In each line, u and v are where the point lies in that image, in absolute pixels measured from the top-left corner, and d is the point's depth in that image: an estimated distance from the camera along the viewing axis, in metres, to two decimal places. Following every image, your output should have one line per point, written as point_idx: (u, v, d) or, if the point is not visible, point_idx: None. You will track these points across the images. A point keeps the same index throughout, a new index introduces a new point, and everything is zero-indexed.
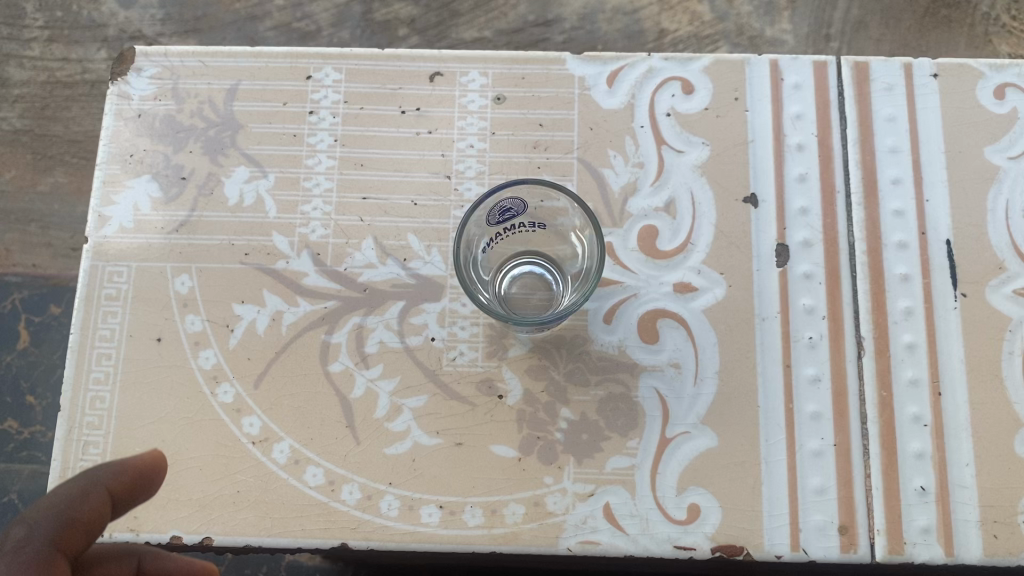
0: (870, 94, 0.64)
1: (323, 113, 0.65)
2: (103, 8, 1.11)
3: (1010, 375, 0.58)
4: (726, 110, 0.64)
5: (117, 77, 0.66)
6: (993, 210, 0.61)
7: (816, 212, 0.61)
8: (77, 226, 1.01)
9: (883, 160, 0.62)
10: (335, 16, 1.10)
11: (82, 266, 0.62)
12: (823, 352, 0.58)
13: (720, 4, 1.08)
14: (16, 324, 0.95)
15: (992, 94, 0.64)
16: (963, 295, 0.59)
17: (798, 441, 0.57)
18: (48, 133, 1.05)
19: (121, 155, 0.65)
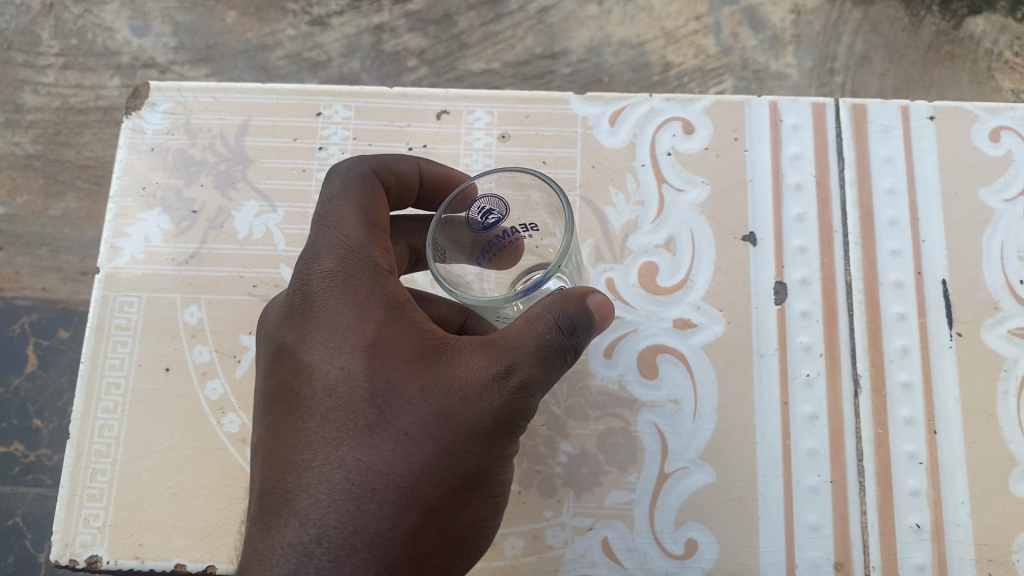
0: (868, 136, 0.65)
1: (332, 149, 0.66)
2: (117, 37, 1.14)
3: (1005, 414, 0.58)
4: (726, 150, 0.65)
5: (132, 111, 0.68)
6: (988, 251, 0.61)
7: (813, 250, 0.62)
8: (87, 251, 1.02)
9: (880, 201, 0.63)
10: (346, 46, 1.12)
11: (95, 296, 0.63)
12: (820, 389, 0.59)
13: (725, 38, 1.10)
14: (23, 349, 0.95)
15: (988, 137, 0.64)
16: (959, 334, 0.60)
17: (794, 478, 0.57)
18: (60, 158, 1.08)
19: (136, 187, 0.66)
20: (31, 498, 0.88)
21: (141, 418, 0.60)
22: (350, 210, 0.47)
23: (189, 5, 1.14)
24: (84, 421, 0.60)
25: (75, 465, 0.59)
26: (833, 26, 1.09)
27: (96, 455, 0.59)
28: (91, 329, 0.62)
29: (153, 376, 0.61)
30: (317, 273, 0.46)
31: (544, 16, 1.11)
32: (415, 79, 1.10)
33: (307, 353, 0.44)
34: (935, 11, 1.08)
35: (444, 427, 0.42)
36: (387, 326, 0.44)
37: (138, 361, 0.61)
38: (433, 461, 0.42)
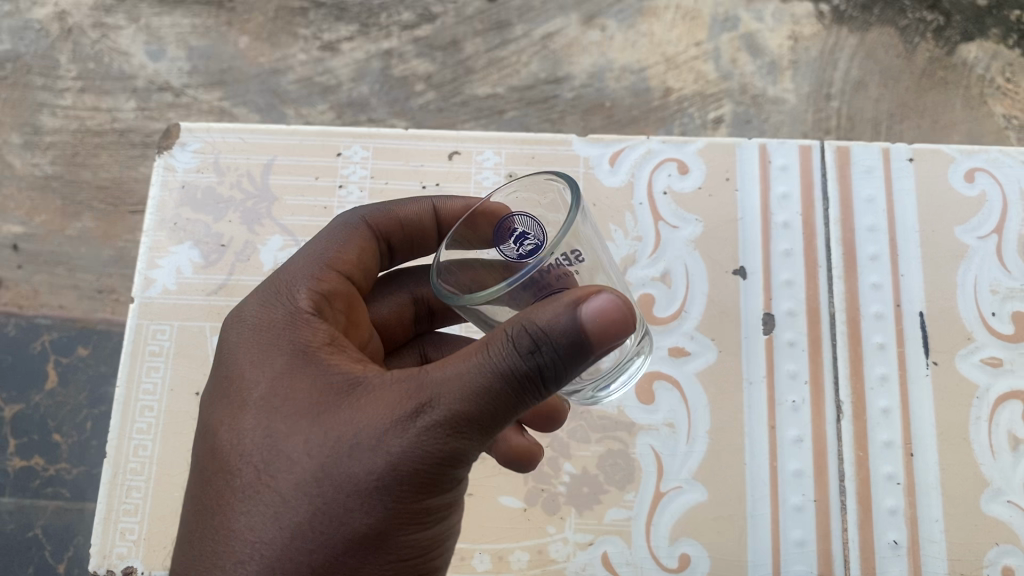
0: (851, 173, 0.69)
1: (352, 188, 0.70)
2: (133, 61, 1.17)
3: (977, 439, 0.60)
4: (717, 189, 0.68)
5: (163, 150, 0.72)
6: (963, 284, 0.65)
7: (800, 283, 0.65)
8: (100, 270, 1.03)
9: (862, 236, 0.67)
10: (356, 71, 1.15)
11: (129, 324, 0.66)
12: (805, 415, 0.62)
13: (724, 63, 1.13)
14: (42, 364, 0.94)
15: (962, 178, 0.68)
16: (935, 363, 0.62)
17: (781, 498, 0.60)
18: (76, 179, 1.10)
19: (168, 221, 0.70)
20: (53, 509, 0.87)
21: (174, 441, 0.63)
22: (317, 255, 0.49)
23: (203, 30, 1.18)
24: (120, 442, 0.63)
25: (110, 483, 0.62)
26: (830, 52, 1.13)
27: (131, 473, 0.62)
28: (126, 353, 0.65)
29: (185, 400, 0.64)
30: (237, 326, 0.46)
31: (548, 42, 1.15)
32: (423, 102, 1.13)
33: (220, 397, 0.44)
34: (928, 37, 1.12)
35: (342, 471, 0.39)
36: (287, 375, 0.42)
37: (170, 386, 0.64)
38: (324, 510, 0.39)
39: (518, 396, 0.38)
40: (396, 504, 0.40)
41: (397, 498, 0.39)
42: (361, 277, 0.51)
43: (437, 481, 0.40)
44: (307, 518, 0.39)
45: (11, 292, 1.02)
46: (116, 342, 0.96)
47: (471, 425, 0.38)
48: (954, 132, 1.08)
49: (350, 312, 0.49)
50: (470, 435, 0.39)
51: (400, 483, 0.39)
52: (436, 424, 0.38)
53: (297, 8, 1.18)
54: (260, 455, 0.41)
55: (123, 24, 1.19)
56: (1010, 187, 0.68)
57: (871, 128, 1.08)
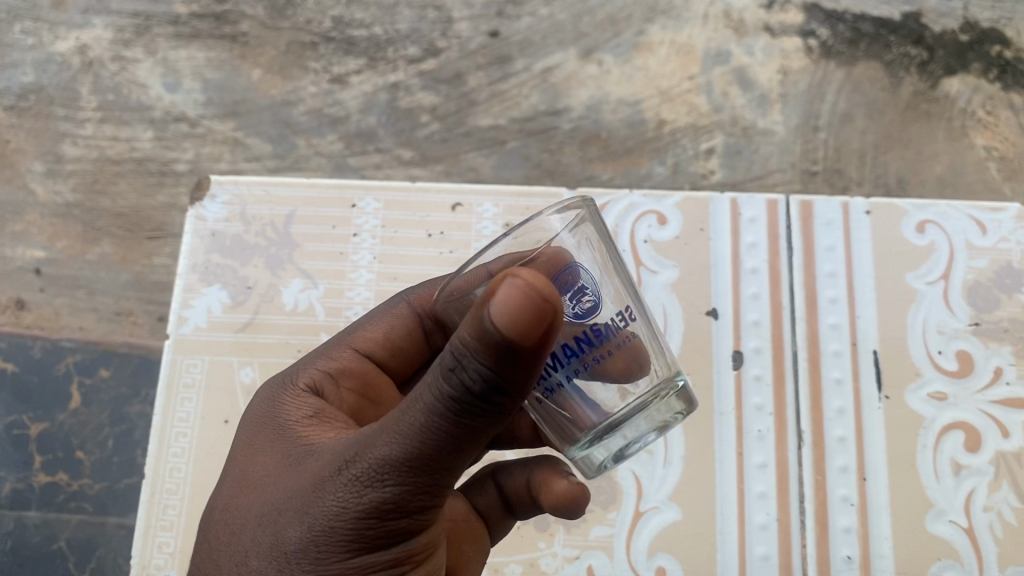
0: (814, 228, 0.82)
1: (365, 236, 0.84)
2: (151, 93, 1.21)
3: (923, 463, 0.72)
4: (692, 239, 0.82)
5: (196, 201, 0.85)
6: (912, 326, 0.77)
7: (765, 324, 0.78)
8: (118, 293, 1.08)
9: (823, 283, 0.80)
10: (363, 102, 1.17)
11: (166, 358, 0.79)
12: (770, 443, 0.74)
13: (716, 97, 1.13)
14: (67, 385, 0.98)
15: (915, 228, 0.81)
16: (887, 396, 0.75)
17: (747, 516, 0.71)
18: (96, 206, 1.14)
19: (200, 267, 0.83)
20: (76, 522, 0.91)
21: (205, 461, 0.75)
22: (346, 340, 0.60)
23: (218, 63, 1.21)
24: (158, 464, 0.75)
25: (150, 500, 0.74)
26: (817, 86, 1.13)
27: (168, 491, 0.74)
28: (163, 387, 0.77)
29: (215, 428, 0.76)
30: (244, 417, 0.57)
31: (548, 76, 1.16)
32: (428, 133, 1.15)
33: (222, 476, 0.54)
34: (912, 71, 1.13)
35: (285, 523, 0.46)
36: (263, 450, 0.52)
37: (201, 415, 0.77)
38: (269, 556, 0.46)
39: (426, 437, 0.42)
40: (333, 552, 0.45)
41: (331, 546, 0.44)
42: (386, 355, 0.61)
43: (373, 532, 0.44)
44: (259, 566, 0.46)
45: (34, 314, 1.07)
46: (135, 364, 1.01)
47: (388, 471, 0.43)
48: (936, 163, 1.08)
49: (360, 384, 0.59)
50: (389, 480, 0.43)
51: (332, 532, 0.44)
52: (358, 473, 0.44)
53: (308, 42, 1.21)
54: (232, 520, 0.49)
55: (141, 57, 1.23)
56: (956, 237, 0.81)
57: (858, 158, 1.08)
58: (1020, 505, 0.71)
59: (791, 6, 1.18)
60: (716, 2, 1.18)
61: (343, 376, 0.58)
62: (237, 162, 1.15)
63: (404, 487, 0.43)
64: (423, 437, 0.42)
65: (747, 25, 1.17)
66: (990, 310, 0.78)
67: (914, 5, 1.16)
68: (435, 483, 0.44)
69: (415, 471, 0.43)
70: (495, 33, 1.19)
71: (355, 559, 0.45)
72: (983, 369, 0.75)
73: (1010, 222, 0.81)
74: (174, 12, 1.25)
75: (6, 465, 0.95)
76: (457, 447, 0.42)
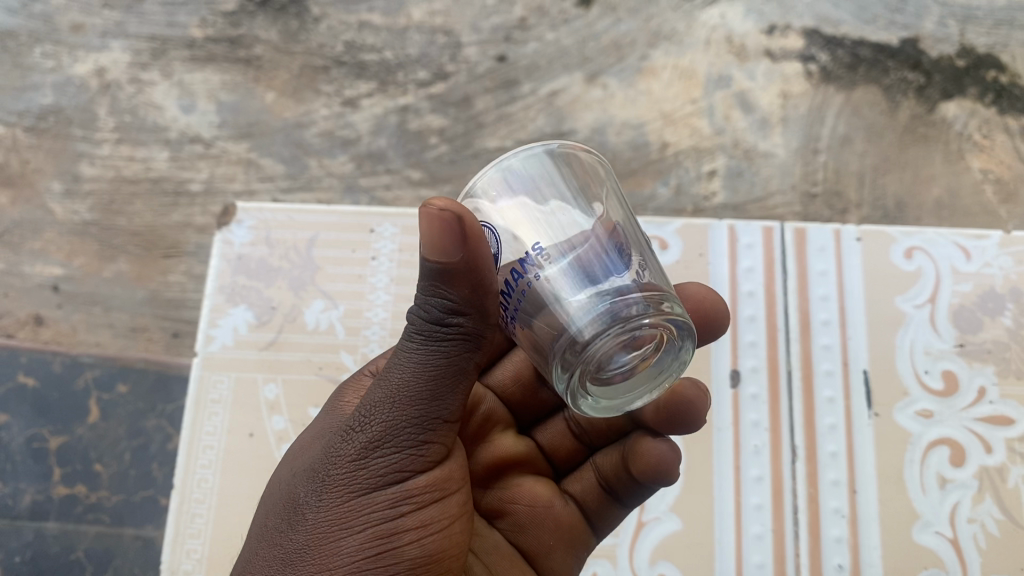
0: (808, 253, 0.85)
1: (382, 259, 0.87)
2: (166, 114, 1.23)
3: (910, 477, 0.75)
4: (692, 263, 0.84)
5: (223, 226, 0.89)
6: (901, 347, 0.80)
7: (762, 344, 0.81)
8: (135, 310, 1.10)
9: (816, 305, 0.83)
10: (374, 124, 1.20)
11: (195, 374, 0.81)
12: (765, 457, 0.76)
13: (718, 120, 1.16)
14: (86, 400, 1.01)
15: (903, 253, 0.84)
16: (877, 413, 0.77)
17: (743, 527, 0.74)
18: (113, 225, 1.16)
19: (227, 289, 0.86)
20: (94, 533, 0.94)
21: (231, 472, 0.78)
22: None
23: (232, 86, 1.24)
24: (186, 475, 0.78)
25: (178, 510, 0.77)
26: (817, 109, 1.16)
27: (195, 501, 0.77)
28: (192, 401, 0.80)
29: (241, 441, 0.79)
30: None
31: (554, 99, 1.19)
32: (437, 154, 1.18)
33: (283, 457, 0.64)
34: (910, 96, 1.15)
35: (302, 474, 0.55)
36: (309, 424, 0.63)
37: (228, 428, 0.79)
38: (287, 506, 0.55)
39: (403, 372, 0.51)
40: (335, 494, 0.53)
41: (334, 489, 0.53)
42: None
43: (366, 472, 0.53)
44: (280, 517, 0.55)
45: (51, 330, 1.09)
46: (152, 379, 1.03)
47: (375, 410, 0.52)
48: (934, 185, 1.10)
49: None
50: (376, 419, 0.52)
51: (334, 475, 0.53)
52: (356, 419, 0.53)
53: (320, 66, 1.24)
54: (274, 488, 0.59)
55: (157, 80, 1.25)
56: (942, 262, 0.84)
57: (856, 181, 1.10)
58: (1003, 518, 0.73)
59: (792, 31, 1.20)
60: (719, 28, 1.21)
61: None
62: (252, 182, 1.18)
63: (386, 423, 0.52)
64: (400, 374, 0.51)
65: (749, 50, 1.20)
66: (975, 331, 0.80)
67: (911, 31, 1.19)
68: (414, 418, 0.52)
69: (395, 406, 0.51)
70: (503, 58, 1.22)
71: (356, 500, 0.53)
72: (969, 388, 0.78)
73: (993, 249, 0.84)
74: (190, 36, 1.27)
75: (27, 476, 0.98)
76: (429, 380, 0.51)
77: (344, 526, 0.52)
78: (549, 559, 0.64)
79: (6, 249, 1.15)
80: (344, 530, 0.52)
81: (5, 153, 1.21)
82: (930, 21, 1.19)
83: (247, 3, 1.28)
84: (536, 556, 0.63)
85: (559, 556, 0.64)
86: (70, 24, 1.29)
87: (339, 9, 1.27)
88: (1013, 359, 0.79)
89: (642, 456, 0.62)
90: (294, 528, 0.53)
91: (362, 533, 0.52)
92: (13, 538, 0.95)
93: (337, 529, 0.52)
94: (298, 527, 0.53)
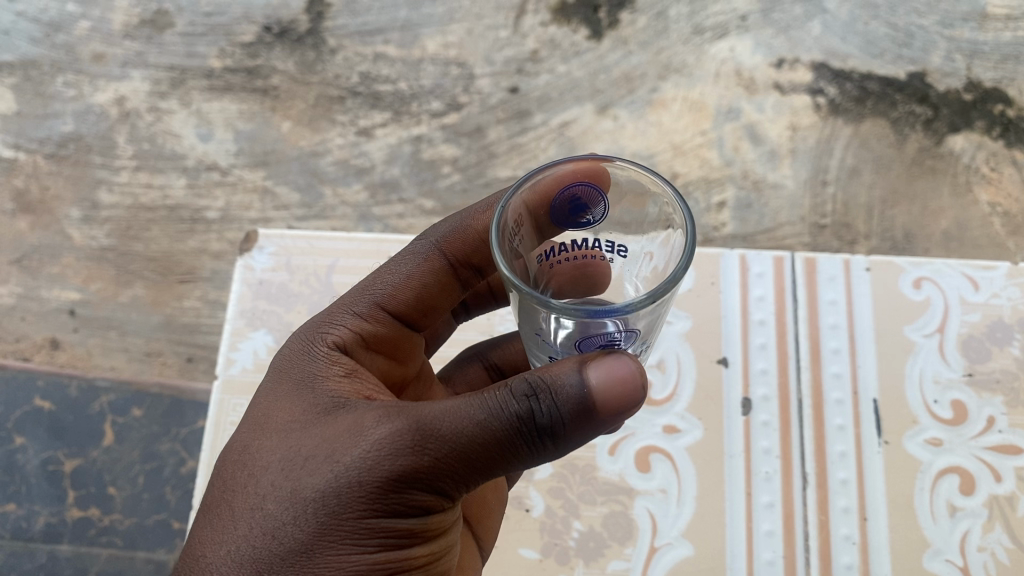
0: (818, 283, 0.86)
1: None
2: (184, 142, 1.25)
3: (920, 506, 0.75)
4: (704, 292, 0.86)
5: (245, 252, 0.90)
6: (910, 376, 0.81)
7: (773, 372, 0.82)
8: (150, 333, 1.11)
9: (826, 334, 0.83)
10: (388, 154, 1.22)
11: (215, 397, 0.82)
12: (776, 483, 0.77)
13: (727, 151, 1.18)
14: (100, 423, 1.02)
15: (911, 284, 0.85)
16: (887, 441, 0.78)
17: (755, 553, 0.74)
18: (129, 250, 1.18)
19: (247, 313, 0.87)
20: (106, 557, 0.94)
21: None
22: (376, 295, 0.58)
23: (249, 115, 1.26)
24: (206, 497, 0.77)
25: None
26: (825, 141, 1.17)
27: None
28: (212, 423, 0.80)
29: None
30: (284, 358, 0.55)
31: (565, 129, 1.20)
32: (450, 183, 1.18)
33: (251, 415, 0.51)
34: (918, 128, 1.17)
35: (313, 465, 0.44)
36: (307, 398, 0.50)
37: None
38: (288, 501, 0.44)
39: (482, 420, 0.43)
40: (356, 509, 0.43)
41: (358, 500, 0.43)
42: (417, 312, 0.59)
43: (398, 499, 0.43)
44: (274, 506, 0.44)
45: (67, 354, 1.10)
46: (166, 403, 1.04)
47: (433, 436, 0.43)
48: (942, 219, 1.10)
49: (389, 348, 0.58)
50: (433, 448, 0.42)
51: (361, 487, 0.43)
52: (400, 430, 0.43)
53: (336, 96, 1.26)
54: (250, 456, 0.47)
55: (176, 109, 1.28)
56: (950, 292, 0.85)
57: (865, 213, 1.11)
58: (1013, 547, 0.73)
59: (800, 64, 1.22)
60: (728, 61, 1.23)
61: (374, 342, 0.57)
62: (267, 210, 1.19)
63: (441, 455, 0.42)
64: (478, 419, 0.43)
65: (758, 83, 1.22)
66: (984, 361, 0.81)
67: (918, 65, 1.21)
68: (469, 464, 0.43)
69: (460, 446, 0.42)
70: (515, 89, 1.24)
71: (374, 519, 0.43)
72: (977, 418, 0.78)
73: (1001, 280, 0.85)
74: (209, 66, 1.30)
75: (41, 499, 0.99)
76: (504, 447, 0.43)
77: (356, 543, 0.43)
78: (488, 521, 0.64)
79: (26, 274, 1.17)
80: (358, 545, 0.43)
81: (26, 179, 1.23)
82: (936, 56, 1.21)
83: (266, 36, 1.32)
84: (478, 519, 0.63)
85: (495, 518, 0.65)
86: (91, 54, 1.32)
87: (355, 41, 1.29)
88: (1021, 389, 0.79)
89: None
90: (296, 527, 0.43)
91: (373, 558, 0.44)
92: (27, 560, 0.96)
93: (347, 542, 0.43)
94: (302, 528, 0.43)
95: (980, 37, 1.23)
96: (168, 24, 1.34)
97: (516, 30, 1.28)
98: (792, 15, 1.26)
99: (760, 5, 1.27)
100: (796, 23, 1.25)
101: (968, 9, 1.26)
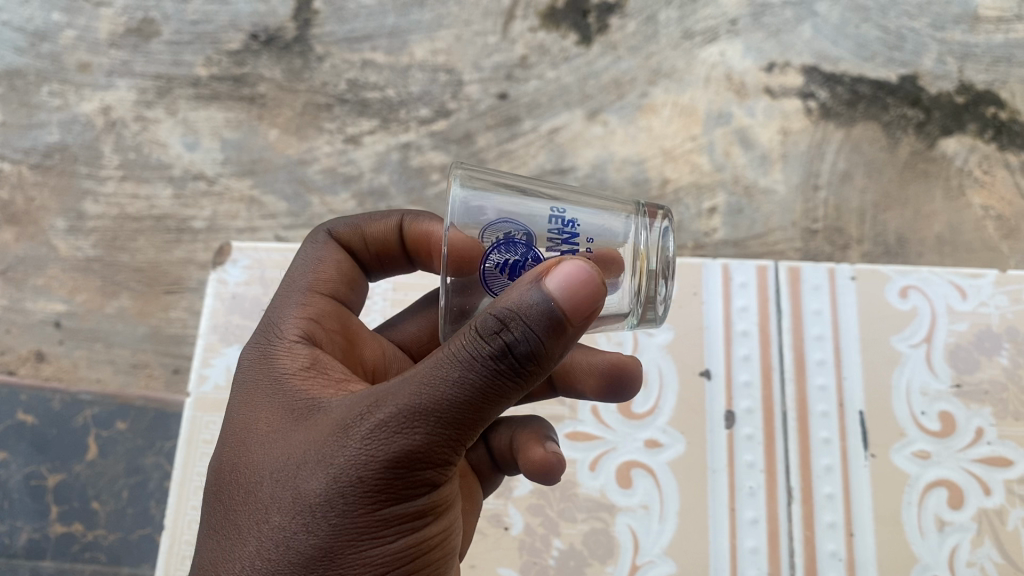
0: (802, 292, 0.85)
1: (377, 297, 0.87)
2: (170, 151, 1.24)
3: (909, 520, 0.74)
4: (687, 302, 0.84)
5: (218, 266, 0.89)
6: (897, 387, 0.80)
7: (756, 385, 0.81)
8: (137, 345, 1.10)
9: (811, 345, 0.82)
10: (377, 161, 1.21)
11: (186, 415, 0.81)
12: (760, 499, 0.76)
13: (718, 157, 1.17)
14: (84, 437, 1.01)
15: (897, 292, 0.84)
16: (873, 454, 0.77)
17: (739, 569, 0.73)
18: (115, 261, 1.16)
19: (220, 328, 0.86)
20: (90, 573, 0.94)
21: None
22: (302, 284, 0.60)
23: (236, 123, 1.25)
24: (177, 518, 0.77)
25: (168, 553, 0.76)
26: (817, 146, 1.16)
27: (185, 544, 0.76)
28: (183, 442, 0.79)
29: None
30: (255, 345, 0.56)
31: (554, 136, 1.19)
32: (438, 191, 1.18)
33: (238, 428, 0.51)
34: (910, 132, 1.16)
35: (310, 471, 0.45)
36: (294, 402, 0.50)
37: None
38: (293, 506, 0.44)
39: (451, 381, 0.43)
40: (359, 509, 0.44)
41: (353, 502, 0.44)
42: (348, 290, 0.63)
43: (397, 488, 0.44)
44: (282, 519, 0.44)
45: (52, 366, 1.09)
46: (151, 416, 1.03)
47: (415, 417, 0.43)
48: (935, 222, 1.10)
49: (340, 323, 0.60)
50: (424, 425, 0.43)
51: (358, 485, 0.44)
52: (383, 418, 0.43)
53: (323, 104, 1.24)
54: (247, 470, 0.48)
55: (162, 118, 1.26)
56: (937, 302, 0.83)
57: (857, 218, 1.11)
58: (1003, 561, 0.72)
59: (791, 68, 1.21)
60: (718, 65, 1.22)
61: (325, 320, 0.59)
62: (254, 219, 1.18)
63: (427, 440, 0.43)
64: (454, 385, 0.43)
65: (748, 87, 1.20)
66: (972, 371, 0.80)
67: (910, 68, 1.19)
68: (459, 434, 0.44)
69: (440, 422, 0.43)
70: (504, 95, 1.22)
71: (383, 511, 0.45)
72: (966, 429, 0.77)
73: (989, 287, 0.84)
74: (195, 75, 1.28)
75: (24, 514, 0.98)
76: (475, 404, 0.43)
77: (374, 536, 0.45)
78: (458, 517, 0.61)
79: (10, 285, 1.16)
80: (372, 540, 0.45)
81: (10, 190, 1.22)
82: (928, 58, 1.20)
83: (252, 43, 1.29)
84: None
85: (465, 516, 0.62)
86: (77, 62, 1.30)
87: (342, 47, 1.28)
88: (1010, 400, 0.78)
89: (531, 456, 0.58)
90: (308, 534, 0.44)
91: (392, 547, 0.46)
92: None
93: (364, 539, 0.45)
94: (308, 536, 0.44)
95: (971, 39, 1.21)
96: (154, 32, 1.31)
97: (504, 36, 1.26)
98: (783, 19, 1.24)
99: (750, 8, 1.25)
100: (787, 26, 1.23)
101: (959, 11, 1.23)
